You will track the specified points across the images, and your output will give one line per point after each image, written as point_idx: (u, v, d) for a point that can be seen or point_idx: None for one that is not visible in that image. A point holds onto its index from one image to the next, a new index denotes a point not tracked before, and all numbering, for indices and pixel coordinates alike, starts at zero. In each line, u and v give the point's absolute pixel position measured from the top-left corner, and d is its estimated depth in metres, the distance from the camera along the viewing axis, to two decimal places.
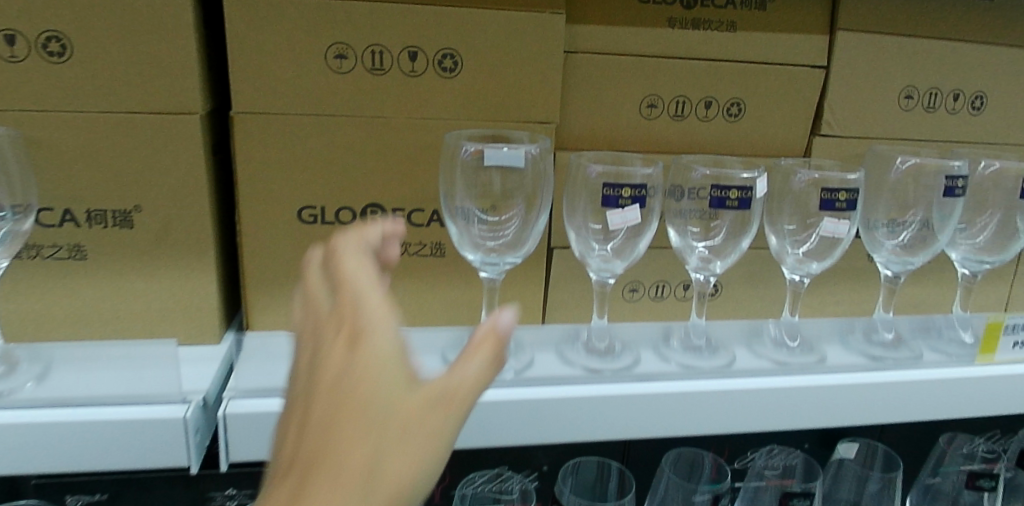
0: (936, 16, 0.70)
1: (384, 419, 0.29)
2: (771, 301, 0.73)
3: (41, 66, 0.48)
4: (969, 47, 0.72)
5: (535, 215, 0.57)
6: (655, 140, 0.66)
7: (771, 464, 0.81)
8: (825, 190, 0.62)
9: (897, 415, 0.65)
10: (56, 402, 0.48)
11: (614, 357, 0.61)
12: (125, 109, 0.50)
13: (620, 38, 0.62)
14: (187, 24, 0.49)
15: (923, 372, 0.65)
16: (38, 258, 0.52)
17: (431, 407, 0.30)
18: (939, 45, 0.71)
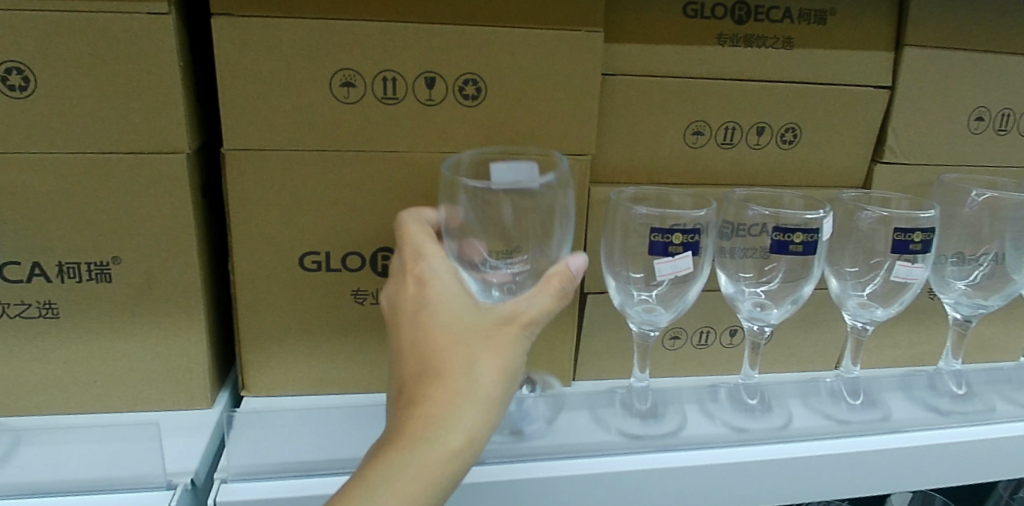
0: (1013, 28, 0.63)
1: (421, 466, 0.36)
2: (825, 345, 0.65)
3: (1, 102, 0.41)
4: None
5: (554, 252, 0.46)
6: (701, 170, 0.59)
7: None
8: (898, 229, 0.54)
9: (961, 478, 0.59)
10: (21, 491, 0.42)
11: (657, 420, 0.54)
12: (99, 149, 0.43)
13: (663, 59, 0.55)
14: (171, 52, 0.42)
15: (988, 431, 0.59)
16: (4, 317, 0.45)
17: (455, 456, 0.37)
18: (1016, 60, 0.63)
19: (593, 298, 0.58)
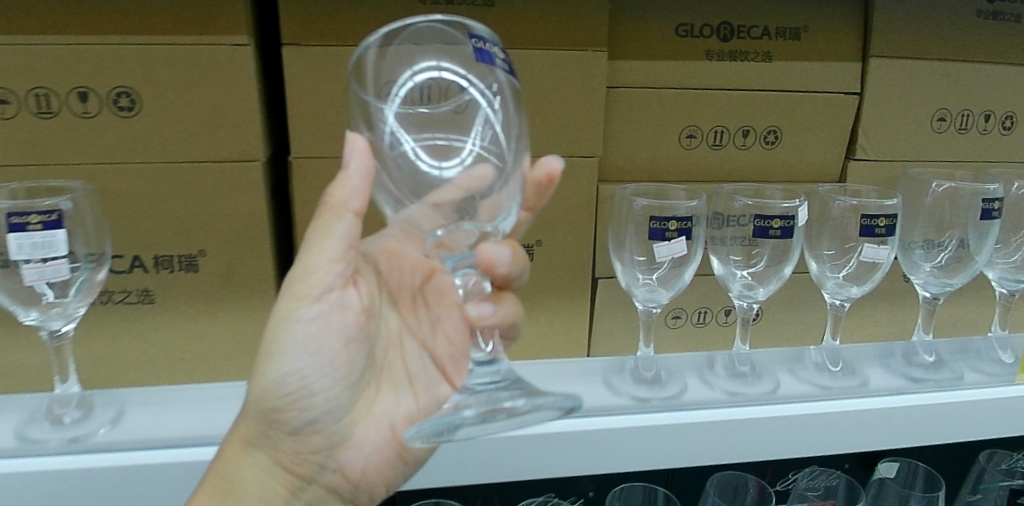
0: (967, 40, 0.71)
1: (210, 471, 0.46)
2: (812, 324, 0.74)
3: (113, 121, 0.50)
4: (1000, 69, 0.73)
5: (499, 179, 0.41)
6: (695, 169, 0.68)
7: (813, 486, 0.81)
8: (864, 216, 0.63)
9: (947, 436, 0.65)
10: (129, 444, 0.48)
11: (661, 386, 0.62)
12: (190, 158, 0.52)
13: (660, 72, 0.64)
14: (250, 76, 0.51)
15: (966, 392, 0.65)
16: (110, 303, 0.53)
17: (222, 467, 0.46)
18: (972, 68, 0.72)
19: (604, 283, 0.67)
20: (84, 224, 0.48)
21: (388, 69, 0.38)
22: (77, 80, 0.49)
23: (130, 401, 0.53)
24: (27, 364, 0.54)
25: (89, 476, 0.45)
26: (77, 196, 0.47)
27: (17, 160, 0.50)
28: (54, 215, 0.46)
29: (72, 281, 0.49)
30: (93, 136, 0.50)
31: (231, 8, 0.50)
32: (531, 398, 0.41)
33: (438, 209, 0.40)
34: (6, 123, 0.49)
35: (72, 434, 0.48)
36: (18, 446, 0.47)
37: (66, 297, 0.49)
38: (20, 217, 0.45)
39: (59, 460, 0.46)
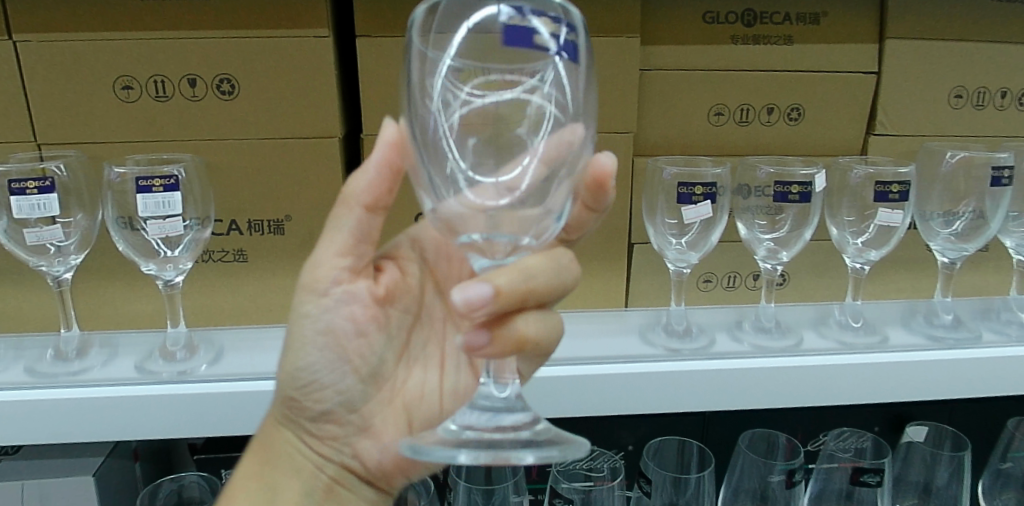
0: (982, 20, 0.75)
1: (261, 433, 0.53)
2: (836, 289, 0.78)
3: (216, 104, 0.58)
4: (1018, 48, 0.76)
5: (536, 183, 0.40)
6: (723, 143, 0.74)
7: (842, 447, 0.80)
8: (881, 183, 0.68)
9: (967, 391, 0.68)
10: (229, 375, 0.57)
11: (692, 339, 0.68)
12: (278, 135, 0.60)
13: (689, 56, 0.70)
14: (329, 64, 0.59)
15: (985, 351, 0.69)
16: (211, 261, 0.63)
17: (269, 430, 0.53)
18: (989, 47, 0.76)
19: (639, 248, 0.73)
20: (192, 192, 0.56)
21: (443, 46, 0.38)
22: (186, 69, 0.57)
23: (227, 344, 0.62)
24: (142, 312, 0.63)
25: (202, 398, 0.54)
26: (187, 166, 0.55)
27: (137, 137, 0.59)
28: (172, 180, 0.55)
29: (182, 238, 0.57)
30: (200, 117, 0.59)
31: (313, 5, 0.57)
32: (535, 451, 0.38)
33: (473, 211, 0.39)
34: (129, 106, 0.58)
35: (181, 367, 0.57)
36: (139, 376, 0.56)
37: (175, 253, 0.57)
38: (147, 180, 0.54)
39: (174, 388, 0.54)
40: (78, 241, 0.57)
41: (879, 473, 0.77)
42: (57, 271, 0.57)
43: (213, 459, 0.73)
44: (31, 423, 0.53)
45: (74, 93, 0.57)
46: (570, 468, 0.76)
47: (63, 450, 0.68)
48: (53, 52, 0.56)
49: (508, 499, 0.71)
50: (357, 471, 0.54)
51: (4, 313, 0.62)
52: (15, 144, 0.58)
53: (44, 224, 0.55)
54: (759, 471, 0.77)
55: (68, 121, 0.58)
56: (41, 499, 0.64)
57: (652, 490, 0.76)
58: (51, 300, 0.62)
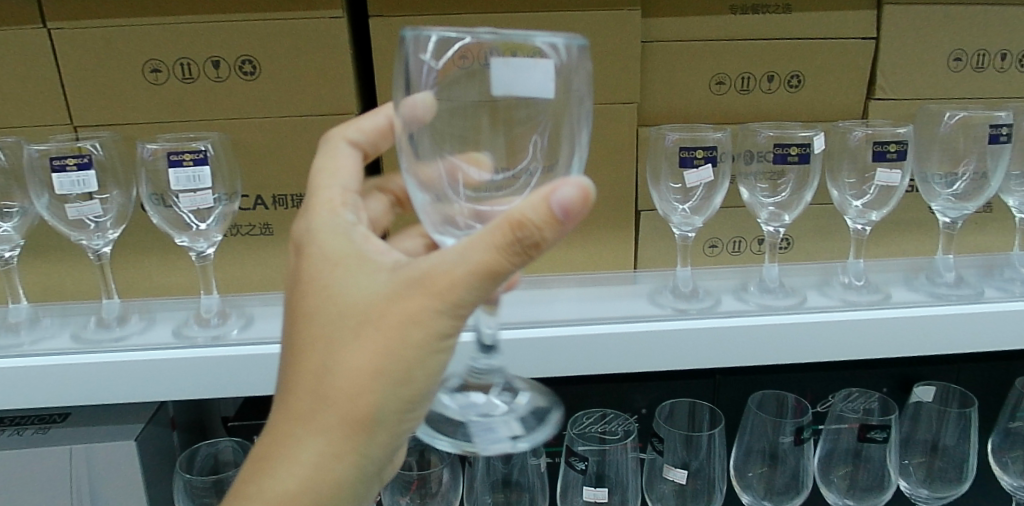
0: None
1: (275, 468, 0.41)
2: (839, 251, 0.81)
3: (239, 84, 0.62)
4: None
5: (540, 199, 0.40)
6: (726, 112, 0.75)
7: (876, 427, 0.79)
8: (878, 143, 0.70)
9: (970, 345, 0.69)
10: (261, 339, 0.60)
11: (698, 299, 0.71)
12: (297, 112, 0.63)
13: (688, 26, 0.72)
14: (343, 42, 0.61)
15: (988, 306, 0.70)
16: (240, 235, 0.66)
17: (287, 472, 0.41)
18: (998, 9, 0.75)
19: (646, 216, 0.76)
20: (220, 167, 0.59)
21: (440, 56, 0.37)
22: (211, 52, 0.61)
23: (257, 313, 0.65)
24: (176, 283, 0.67)
25: (236, 359, 0.58)
26: (214, 141, 0.59)
27: (167, 118, 0.62)
28: (201, 154, 0.58)
29: (212, 211, 0.60)
30: (225, 97, 0.62)
31: None
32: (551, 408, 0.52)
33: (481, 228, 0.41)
34: (157, 88, 0.61)
35: (214, 332, 0.61)
36: (176, 341, 0.60)
37: (205, 225, 0.61)
38: (177, 155, 0.58)
39: (207, 351, 0.59)
40: (114, 216, 0.61)
41: (886, 429, 0.79)
42: (96, 245, 0.62)
43: (245, 426, 0.77)
44: (77, 386, 0.58)
45: (107, 76, 0.61)
46: (584, 431, 0.78)
47: (107, 417, 0.73)
48: (85, 40, 0.59)
49: (526, 461, 0.74)
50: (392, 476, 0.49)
51: (46, 288, 0.67)
52: (53, 127, 0.62)
53: (83, 200, 0.59)
54: (769, 432, 0.79)
55: (103, 104, 0.61)
56: (87, 461, 0.70)
57: (663, 450, 0.77)
58: (90, 274, 0.66)
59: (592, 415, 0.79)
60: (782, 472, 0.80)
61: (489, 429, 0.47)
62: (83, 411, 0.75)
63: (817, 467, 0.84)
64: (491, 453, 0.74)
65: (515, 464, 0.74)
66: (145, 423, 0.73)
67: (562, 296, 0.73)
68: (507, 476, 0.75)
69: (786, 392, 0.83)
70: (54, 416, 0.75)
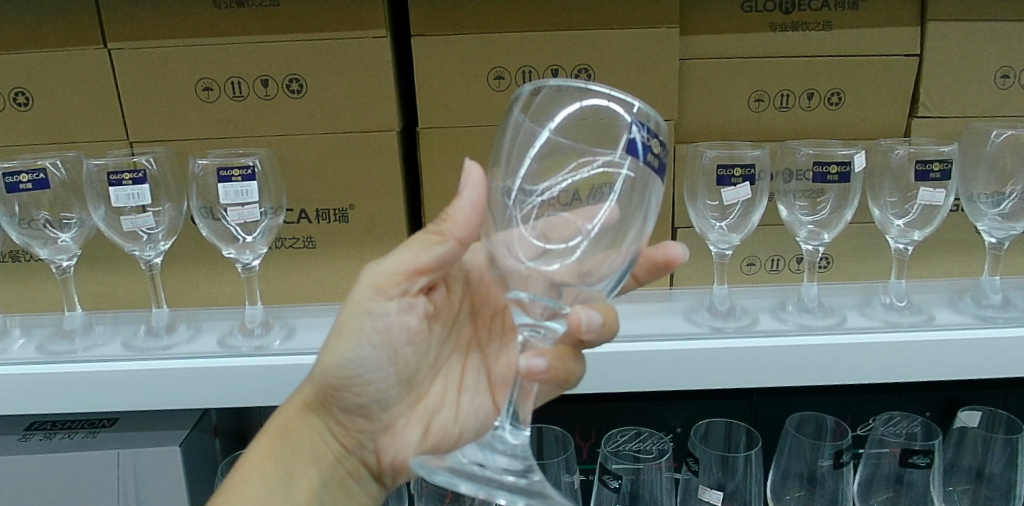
0: None
1: (275, 427, 0.55)
2: (880, 270, 0.80)
3: (286, 101, 0.64)
4: None
5: (605, 260, 0.42)
6: (765, 129, 0.75)
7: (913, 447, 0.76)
8: (921, 162, 0.69)
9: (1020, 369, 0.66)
10: (302, 350, 0.62)
11: (735, 318, 0.70)
12: (340, 129, 0.65)
13: (726, 44, 0.72)
14: (388, 61, 0.63)
15: None
16: (284, 248, 0.69)
17: (276, 433, 0.55)
18: None
19: (683, 233, 0.76)
20: (266, 182, 0.61)
21: (542, 118, 0.42)
22: (260, 71, 0.63)
23: (299, 324, 0.67)
24: (224, 293, 0.70)
25: (275, 369, 0.59)
26: (262, 157, 0.61)
27: (217, 134, 0.65)
28: (249, 169, 0.60)
29: (259, 224, 0.62)
30: (273, 114, 0.64)
31: (371, 7, 0.61)
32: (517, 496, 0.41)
33: (531, 273, 0.42)
34: (208, 105, 0.64)
35: (257, 342, 0.63)
36: (221, 350, 0.62)
37: (251, 238, 0.62)
38: (227, 171, 0.60)
39: (251, 359, 0.60)
40: (165, 228, 0.63)
41: (929, 454, 0.77)
42: (148, 256, 0.64)
43: None
44: (124, 392, 0.59)
45: (162, 94, 0.63)
46: (618, 449, 0.78)
47: (154, 423, 0.76)
48: (141, 59, 0.62)
49: (560, 477, 0.74)
50: (372, 463, 0.58)
51: (103, 296, 0.71)
52: (111, 142, 0.65)
53: (137, 212, 0.61)
54: (808, 456, 0.77)
55: (158, 120, 0.64)
56: (134, 464, 0.72)
57: (699, 470, 0.77)
58: (143, 283, 0.70)
59: (626, 433, 0.78)
60: (821, 496, 0.78)
61: (456, 468, 0.45)
62: (130, 416, 0.78)
63: (857, 490, 0.82)
64: None
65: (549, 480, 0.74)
66: (189, 430, 0.75)
67: None
68: None
69: (824, 414, 0.81)
70: (102, 421, 0.78)
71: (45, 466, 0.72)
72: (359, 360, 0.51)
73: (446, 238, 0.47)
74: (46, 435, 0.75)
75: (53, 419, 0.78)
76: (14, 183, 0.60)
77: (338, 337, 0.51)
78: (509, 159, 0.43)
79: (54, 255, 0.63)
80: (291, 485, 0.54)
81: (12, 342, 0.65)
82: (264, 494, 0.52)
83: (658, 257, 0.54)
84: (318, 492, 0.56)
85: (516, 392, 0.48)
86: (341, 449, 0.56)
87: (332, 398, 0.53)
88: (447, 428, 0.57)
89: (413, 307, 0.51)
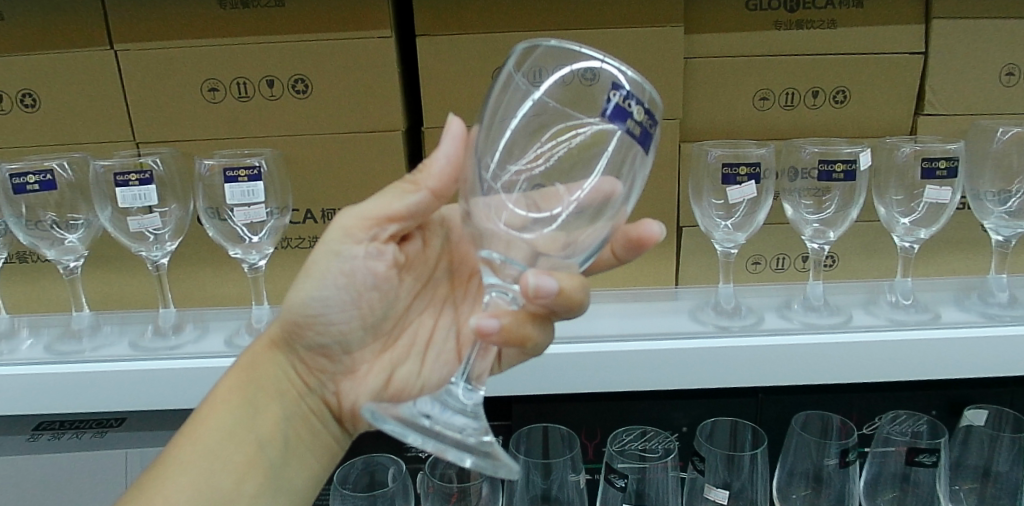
0: None
1: (246, 362, 0.55)
2: (885, 268, 0.80)
3: (291, 101, 0.64)
4: None
5: (587, 233, 0.42)
6: (769, 128, 0.75)
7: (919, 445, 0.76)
8: (927, 160, 0.69)
9: None
10: None
11: (740, 317, 0.70)
12: (346, 129, 0.65)
13: (732, 42, 0.72)
14: (392, 61, 0.63)
15: None
16: (290, 247, 0.69)
17: (244, 366, 0.55)
18: None
19: (688, 231, 0.76)
20: (272, 183, 0.61)
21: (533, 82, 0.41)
22: (266, 71, 0.63)
23: None
24: (230, 292, 0.70)
25: None
26: (268, 157, 0.61)
27: (223, 135, 0.65)
28: (255, 170, 0.60)
29: (265, 224, 0.62)
30: (278, 114, 0.64)
31: (376, 7, 0.61)
32: (473, 453, 0.40)
33: (505, 238, 0.41)
34: (214, 106, 0.64)
35: None
36: (227, 350, 0.62)
37: (258, 238, 0.63)
38: (233, 171, 0.60)
39: None
40: (171, 229, 0.63)
41: (935, 453, 0.77)
42: (155, 256, 0.64)
43: None
44: (131, 392, 0.60)
45: (168, 95, 0.63)
46: (624, 448, 0.78)
47: (161, 423, 0.77)
48: (147, 60, 0.63)
49: (566, 476, 0.74)
50: (333, 405, 0.57)
51: (110, 296, 0.71)
52: (118, 143, 0.65)
53: (144, 213, 0.61)
54: (813, 455, 0.77)
55: (164, 121, 0.64)
56: (142, 464, 0.73)
57: (704, 469, 0.77)
58: (150, 283, 0.70)
59: (631, 432, 0.78)
60: (827, 495, 0.78)
61: (408, 419, 0.45)
62: (137, 416, 0.78)
63: (863, 489, 0.82)
64: (531, 468, 0.75)
65: (555, 480, 0.74)
66: None
67: (600, 310, 0.73)
68: (546, 492, 0.75)
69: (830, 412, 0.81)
70: (109, 421, 0.78)
71: (53, 465, 0.72)
72: (325, 300, 0.51)
73: (419, 188, 0.48)
74: (54, 435, 0.75)
75: (61, 419, 0.78)
76: (22, 184, 0.60)
77: (308, 276, 0.51)
78: (493, 125, 0.42)
79: (61, 256, 0.64)
80: (254, 420, 0.54)
81: (20, 342, 0.65)
82: (229, 426, 0.53)
83: (633, 235, 0.50)
84: (281, 425, 0.55)
85: (474, 352, 0.50)
86: (303, 387, 0.56)
87: (298, 336, 0.54)
88: (409, 380, 0.57)
89: (383, 253, 0.51)
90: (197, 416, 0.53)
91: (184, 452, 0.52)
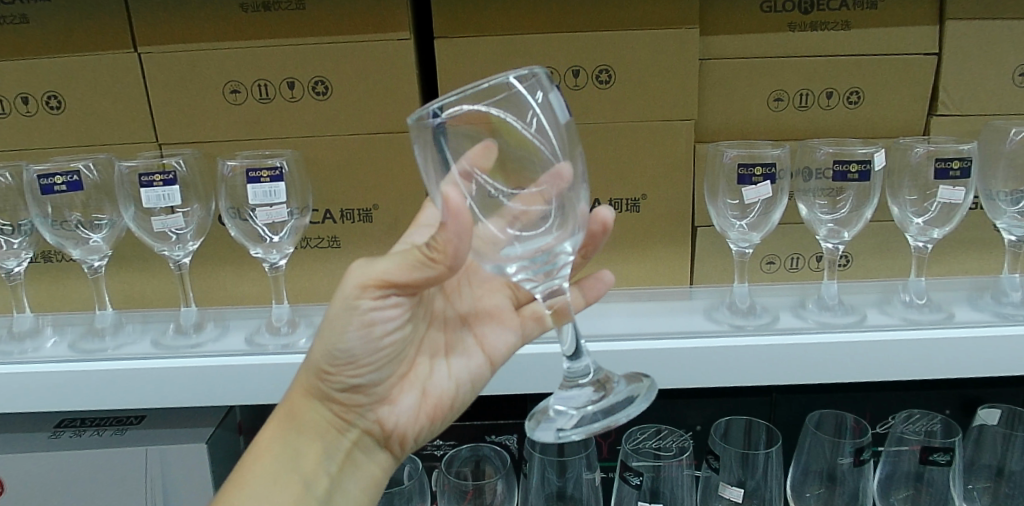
0: None
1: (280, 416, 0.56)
2: (899, 268, 0.80)
3: (311, 103, 0.65)
4: None
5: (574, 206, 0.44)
6: (784, 128, 0.75)
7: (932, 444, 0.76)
8: (940, 160, 0.69)
9: None
10: None
11: (755, 316, 0.71)
12: (364, 130, 0.66)
13: (746, 44, 0.73)
14: (410, 63, 0.64)
15: None
16: (309, 247, 0.70)
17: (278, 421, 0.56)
18: None
19: (703, 231, 0.77)
20: (292, 183, 0.62)
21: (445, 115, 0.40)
22: (286, 73, 0.64)
23: None
24: (250, 291, 0.71)
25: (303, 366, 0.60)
26: (289, 158, 0.62)
27: (245, 136, 0.66)
28: (277, 171, 0.61)
29: (286, 224, 0.63)
30: (298, 115, 0.65)
31: (395, 9, 0.62)
32: (631, 408, 0.47)
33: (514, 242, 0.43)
34: (236, 108, 0.65)
35: (285, 341, 0.64)
36: (249, 348, 0.63)
37: (278, 238, 0.63)
38: (256, 172, 0.61)
39: (278, 357, 0.61)
40: (194, 229, 0.64)
41: (949, 452, 0.77)
42: (177, 255, 0.65)
43: None
44: (155, 389, 0.60)
45: (190, 97, 0.64)
46: (638, 446, 0.79)
47: (180, 420, 0.77)
48: (170, 62, 0.63)
49: (581, 474, 0.74)
50: (376, 433, 0.58)
51: (132, 295, 0.72)
52: (141, 144, 0.67)
53: (167, 213, 0.62)
54: (827, 453, 0.77)
55: (187, 123, 0.65)
56: (162, 461, 0.73)
57: (719, 468, 0.77)
58: (170, 283, 0.71)
59: (646, 431, 0.79)
60: (840, 494, 0.78)
61: (551, 420, 0.48)
62: (156, 414, 0.79)
63: (876, 488, 0.82)
64: (546, 465, 0.75)
65: (570, 477, 0.75)
66: (215, 427, 0.76)
67: (615, 309, 0.74)
68: (561, 490, 0.76)
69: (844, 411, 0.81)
70: (129, 419, 0.79)
71: (74, 462, 0.73)
72: (347, 349, 0.52)
73: (438, 264, 0.45)
74: (76, 432, 0.76)
75: (82, 416, 0.79)
76: (49, 185, 0.61)
77: (327, 330, 0.51)
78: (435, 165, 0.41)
79: (86, 255, 0.65)
80: (297, 467, 0.55)
81: (43, 340, 0.66)
82: (276, 469, 0.55)
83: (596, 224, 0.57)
84: (325, 462, 0.56)
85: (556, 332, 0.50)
86: (342, 425, 0.56)
87: (326, 383, 0.54)
88: (441, 387, 0.58)
89: (398, 301, 0.51)
90: (243, 475, 0.55)
91: (237, 497, 0.53)
